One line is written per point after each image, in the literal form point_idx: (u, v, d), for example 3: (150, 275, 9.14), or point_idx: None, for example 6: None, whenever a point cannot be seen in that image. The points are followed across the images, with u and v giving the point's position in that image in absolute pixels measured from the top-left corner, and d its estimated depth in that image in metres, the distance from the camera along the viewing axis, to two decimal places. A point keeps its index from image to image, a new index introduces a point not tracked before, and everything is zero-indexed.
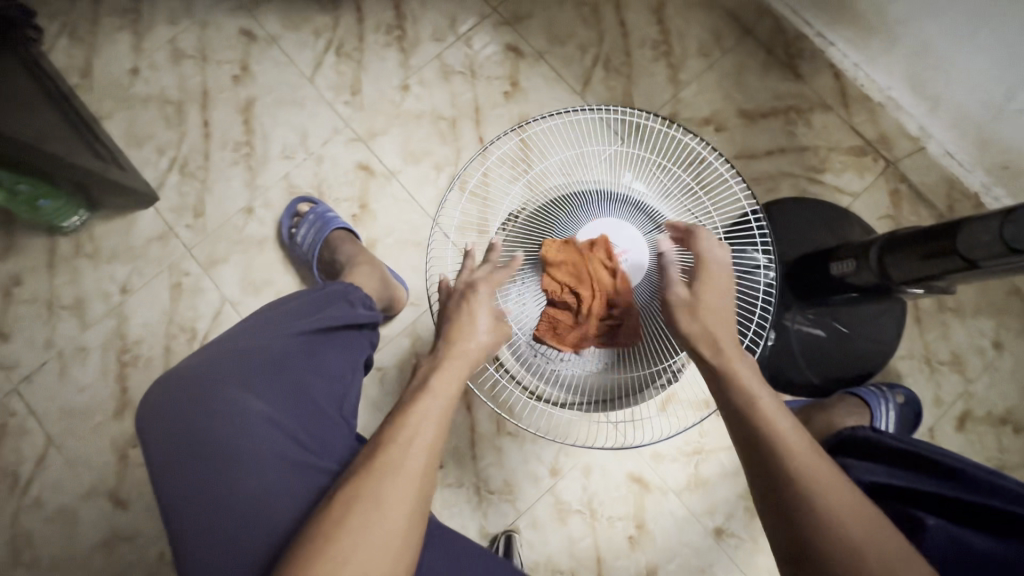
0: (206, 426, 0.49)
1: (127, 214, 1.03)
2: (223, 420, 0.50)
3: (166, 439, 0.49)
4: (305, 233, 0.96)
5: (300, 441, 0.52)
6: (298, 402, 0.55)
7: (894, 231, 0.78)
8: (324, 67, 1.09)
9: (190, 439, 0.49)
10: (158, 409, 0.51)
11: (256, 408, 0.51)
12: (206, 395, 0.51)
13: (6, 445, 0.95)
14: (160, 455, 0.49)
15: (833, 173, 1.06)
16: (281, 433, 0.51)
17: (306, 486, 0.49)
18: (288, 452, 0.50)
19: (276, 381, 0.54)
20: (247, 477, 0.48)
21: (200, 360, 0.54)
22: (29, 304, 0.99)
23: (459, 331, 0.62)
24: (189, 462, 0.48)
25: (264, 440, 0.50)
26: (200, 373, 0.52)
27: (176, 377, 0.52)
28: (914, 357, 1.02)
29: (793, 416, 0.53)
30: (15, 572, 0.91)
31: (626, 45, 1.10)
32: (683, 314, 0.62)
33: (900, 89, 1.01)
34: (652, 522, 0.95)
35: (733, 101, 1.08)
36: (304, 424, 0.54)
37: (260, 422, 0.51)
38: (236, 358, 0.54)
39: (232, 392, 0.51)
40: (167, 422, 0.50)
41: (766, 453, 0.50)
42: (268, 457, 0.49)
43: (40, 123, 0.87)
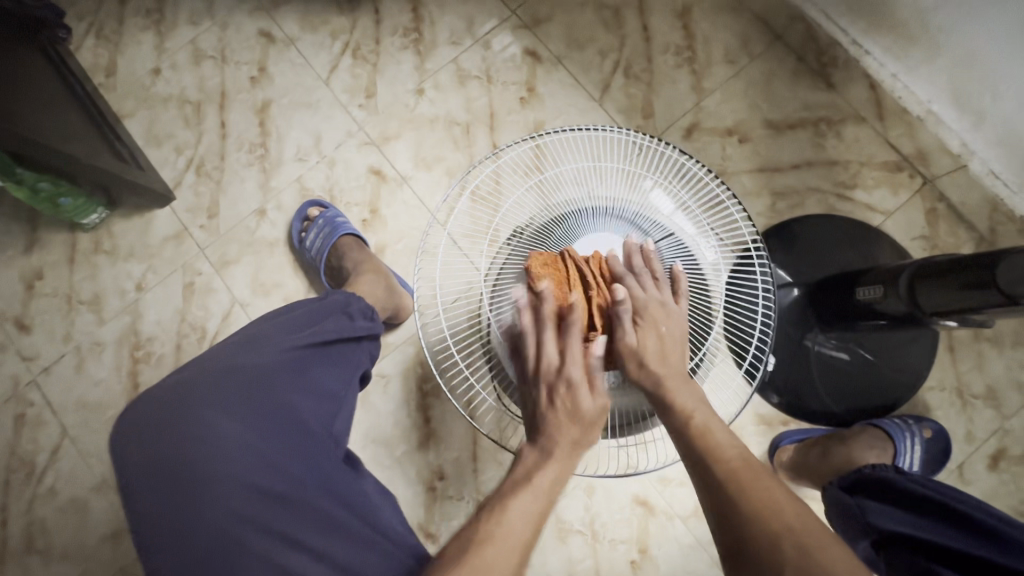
0: (181, 449, 0.47)
1: (145, 212, 1.05)
2: (198, 443, 0.48)
3: (138, 460, 0.47)
4: (314, 238, 0.96)
5: (279, 469, 0.50)
6: (283, 425, 0.53)
7: (926, 259, 0.73)
8: (340, 69, 1.08)
9: (164, 461, 0.47)
10: (132, 426, 0.49)
11: (235, 433, 0.50)
12: (182, 416, 0.49)
13: (23, 435, 0.98)
14: (132, 476, 0.47)
15: (864, 190, 1.00)
16: (261, 462, 0.49)
17: (286, 518, 0.48)
18: (266, 480, 0.49)
19: (261, 404, 0.53)
20: (221, 505, 0.46)
21: (182, 377, 0.53)
22: (49, 297, 1.02)
23: (555, 420, 0.62)
24: (161, 486, 0.47)
25: (243, 466, 0.48)
26: (179, 391, 0.51)
27: (154, 393, 0.51)
28: (945, 388, 0.96)
29: (748, 459, 0.56)
30: (28, 560, 0.93)
31: (648, 50, 1.06)
32: (633, 364, 0.64)
33: (941, 102, 0.94)
34: (656, 548, 0.92)
35: (759, 111, 1.03)
36: (286, 449, 0.52)
37: (238, 448, 0.49)
38: (223, 377, 0.53)
39: (210, 412, 0.50)
40: (139, 440, 0.48)
41: (724, 498, 0.53)
42: (240, 485, 0.47)
43: (64, 123, 0.89)
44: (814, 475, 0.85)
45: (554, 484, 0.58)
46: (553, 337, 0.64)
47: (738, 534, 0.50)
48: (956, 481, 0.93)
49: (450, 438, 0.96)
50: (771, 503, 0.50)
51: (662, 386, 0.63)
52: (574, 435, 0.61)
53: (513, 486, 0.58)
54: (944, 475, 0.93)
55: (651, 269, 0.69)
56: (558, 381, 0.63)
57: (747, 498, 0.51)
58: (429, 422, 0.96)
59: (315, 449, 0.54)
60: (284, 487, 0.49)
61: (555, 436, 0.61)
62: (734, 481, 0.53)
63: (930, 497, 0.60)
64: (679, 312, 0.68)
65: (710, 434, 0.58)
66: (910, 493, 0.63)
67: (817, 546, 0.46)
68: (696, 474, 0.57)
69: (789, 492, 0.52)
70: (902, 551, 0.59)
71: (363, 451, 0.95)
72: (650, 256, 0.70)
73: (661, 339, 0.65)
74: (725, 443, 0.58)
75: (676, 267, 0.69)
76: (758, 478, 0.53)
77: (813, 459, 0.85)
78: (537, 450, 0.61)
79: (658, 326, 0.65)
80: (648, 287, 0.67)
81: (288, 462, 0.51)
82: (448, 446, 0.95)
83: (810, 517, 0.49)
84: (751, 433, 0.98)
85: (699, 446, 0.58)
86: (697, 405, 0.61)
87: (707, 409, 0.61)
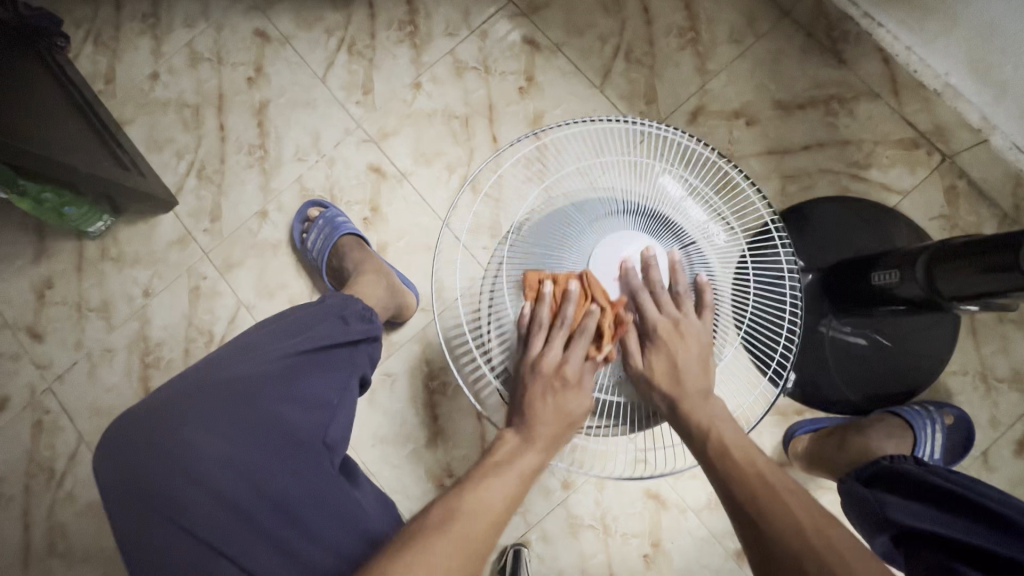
0: (160, 466, 0.49)
1: (149, 218, 1.06)
2: (177, 467, 0.49)
3: (120, 482, 0.49)
4: (315, 238, 0.95)
5: (262, 488, 0.51)
6: (269, 438, 0.53)
7: (944, 240, 0.71)
8: (335, 66, 1.07)
9: (141, 481, 0.48)
10: (113, 447, 0.50)
11: (214, 452, 0.50)
12: (163, 433, 0.50)
13: (42, 441, 0.99)
14: (114, 491, 0.49)
15: (878, 169, 0.96)
16: (242, 477, 0.50)
17: (260, 539, 0.49)
18: (245, 499, 0.50)
19: (245, 418, 0.53)
20: (199, 525, 0.48)
21: (166, 394, 0.54)
22: (60, 306, 1.03)
23: (541, 420, 0.63)
24: (143, 508, 0.48)
25: (221, 486, 0.49)
26: (161, 409, 0.52)
27: (138, 411, 0.52)
28: (968, 373, 0.92)
29: (783, 477, 0.54)
30: (51, 563, 0.95)
31: (650, 33, 1.03)
32: (659, 394, 0.64)
33: (959, 74, 0.87)
34: (669, 541, 0.91)
35: (767, 92, 1.00)
36: (271, 463, 0.52)
37: (216, 466, 0.50)
38: (206, 390, 0.53)
39: (188, 432, 0.50)
40: (120, 464, 0.49)
41: (753, 522, 0.51)
42: (221, 505, 0.49)
43: (64, 133, 0.89)
44: (829, 465, 0.82)
45: (532, 470, 0.61)
46: (561, 335, 0.65)
47: (770, 556, 0.49)
48: (980, 468, 0.90)
49: (458, 434, 0.95)
50: (792, 527, 0.49)
51: (676, 406, 0.63)
52: (558, 433, 0.63)
53: (489, 468, 0.60)
54: (968, 462, 0.90)
55: (674, 284, 0.68)
56: (557, 380, 0.64)
57: (771, 525, 0.50)
58: (437, 419, 0.96)
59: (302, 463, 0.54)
60: (262, 509, 0.50)
61: (539, 428, 0.62)
62: (753, 503, 0.52)
63: (953, 492, 0.59)
64: (699, 327, 0.67)
65: (728, 452, 0.57)
66: (931, 486, 0.61)
67: (839, 563, 0.45)
68: (721, 496, 0.56)
69: (815, 513, 0.50)
70: (924, 547, 0.57)
71: (373, 450, 0.95)
72: (676, 266, 0.68)
73: (672, 362, 0.65)
74: (744, 464, 0.56)
75: (700, 279, 0.69)
76: (779, 498, 0.52)
77: (829, 450, 0.83)
78: (518, 436, 0.63)
79: (670, 351, 0.65)
80: (666, 305, 0.67)
81: (270, 480, 0.51)
82: (457, 443, 0.95)
83: (827, 522, 0.49)
84: (764, 424, 0.95)
85: (722, 467, 0.56)
86: (716, 423, 0.60)
87: (722, 421, 0.60)
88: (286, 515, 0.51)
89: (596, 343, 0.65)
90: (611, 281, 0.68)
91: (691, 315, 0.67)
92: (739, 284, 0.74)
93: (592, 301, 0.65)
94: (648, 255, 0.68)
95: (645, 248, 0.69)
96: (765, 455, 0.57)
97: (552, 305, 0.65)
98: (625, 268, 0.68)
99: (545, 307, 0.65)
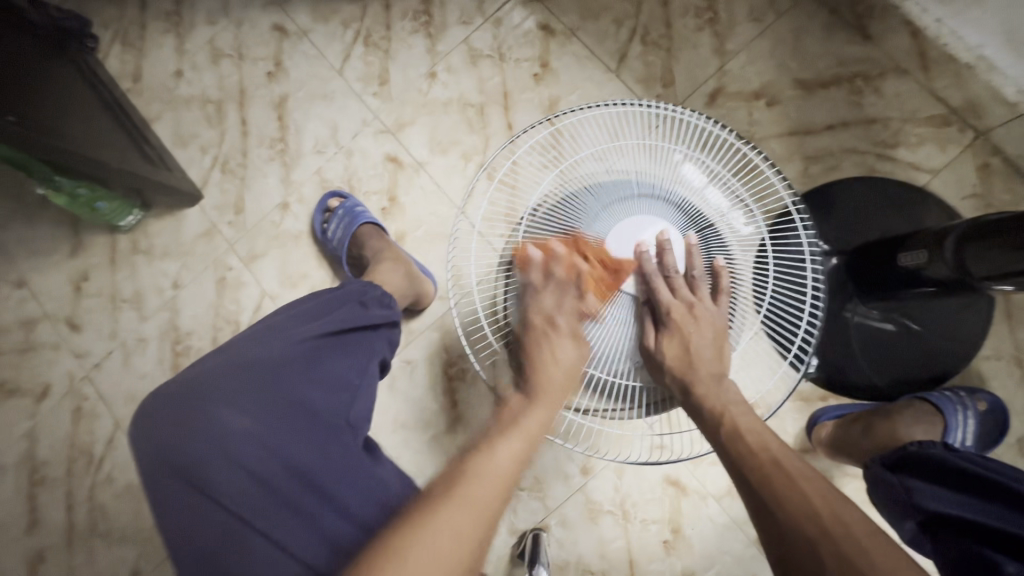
0: (190, 440, 0.51)
1: (176, 212, 1.09)
2: (204, 442, 0.51)
3: (153, 455, 0.51)
4: (335, 229, 0.97)
5: (289, 462, 0.52)
6: (294, 418, 0.55)
7: (974, 219, 0.68)
8: (352, 58, 1.08)
9: (172, 453, 0.50)
10: (147, 422, 0.52)
11: (240, 427, 0.52)
12: (193, 409, 0.52)
13: (82, 426, 1.04)
14: (147, 463, 0.51)
15: (907, 148, 0.93)
16: (268, 451, 0.52)
17: (286, 510, 0.50)
18: (271, 473, 0.51)
19: (270, 398, 0.55)
20: (226, 497, 0.50)
21: (195, 372, 0.56)
22: (95, 297, 1.08)
23: (540, 368, 0.63)
24: (174, 480, 0.50)
25: (248, 461, 0.51)
26: (192, 387, 0.54)
27: (168, 389, 0.54)
28: (1002, 357, 0.89)
29: (796, 461, 0.54)
30: (93, 541, 1.00)
31: (666, 15, 1.01)
32: (672, 377, 0.64)
33: (994, 46, 0.84)
34: (689, 527, 0.91)
35: (789, 71, 0.97)
36: (296, 440, 0.54)
37: (242, 441, 0.51)
38: (232, 370, 0.56)
39: (217, 409, 0.52)
40: (151, 440, 0.51)
41: (766, 508, 0.51)
42: (248, 478, 0.50)
43: (96, 132, 0.92)
44: (854, 450, 0.80)
45: (543, 424, 0.60)
46: (551, 291, 0.66)
47: (783, 542, 0.48)
48: (1016, 456, 0.86)
49: (477, 421, 0.96)
50: (805, 511, 0.48)
51: (689, 390, 0.62)
52: (559, 383, 0.63)
53: (500, 429, 0.59)
54: (1002, 450, 0.87)
55: (689, 268, 0.68)
56: (546, 331, 0.65)
57: (785, 510, 0.49)
58: (455, 406, 0.97)
59: (327, 440, 0.56)
60: (286, 482, 0.52)
61: (546, 385, 0.62)
62: (767, 487, 0.52)
63: (977, 473, 0.57)
64: (714, 312, 0.66)
65: (741, 437, 0.57)
66: (956, 469, 0.59)
67: (855, 548, 0.44)
68: (735, 481, 0.56)
69: (830, 496, 0.49)
70: (953, 534, 0.56)
71: (394, 437, 0.97)
72: (692, 251, 0.68)
73: (686, 347, 0.64)
74: (757, 449, 0.55)
75: (716, 262, 0.68)
76: (793, 483, 0.51)
77: (853, 435, 0.81)
78: (526, 396, 0.63)
79: (684, 338, 0.64)
80: (680, 289, 0.67)
81: (296, 455, 0.53)
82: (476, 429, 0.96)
83: (841, 507, 0.48)
84: (787, 410, 0.94)
85: (738, 450, 0.56)
86: (729, 407, 0.60)
87: (739, 407, 0.60)
88: (308, 494, 0.52)
89: (583, 295, 0.67)
90: (625, 267, 0.68)
91: (708, 301, 0.67)
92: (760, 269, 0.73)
93: (580, 258, 0.67)
94: (662, 239, 0.68)
95: (659, 233, 0.68)
96: (779, 438, 0.57)
97: (543, 264, 0.67)
98: (640, 253, 0.68)
99: (532, 269, 0.67)
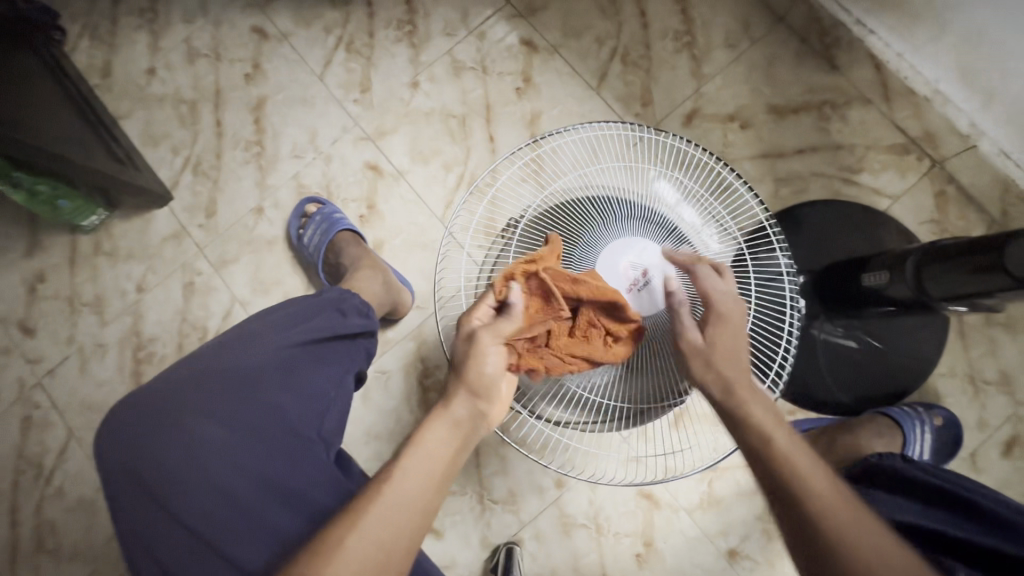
0: (158, 448, 0.49)
1: (143, 213, 1.05)
2: (174, 450, 0.49)
3: (119, 463, 0.50)
4: (311, 235, 0.95)
5: (257, 471, 0.51)
6: (264, 429, 0.53)
7: (933, 242, 0.72)
8: (334, 64, 1.07)
9: (137, 463, 0.49)
10: (114, 430, 0.51)
11: (209, 434, 0.51)
12: (161, 417, 0.51)
13: (31, 436, 0.98)
14: (112, 471, 0.50)
15: (870, 173, 0.98)
16: (235, 461, 0.51)
17: (251, 525, 0.49)
18: (240, 488, 0.50)
19: (240, 408, 0.53)
20: (192, 508, 0.49)
21: (165, 378, 0.54)
22: (52, 300, 1.02)
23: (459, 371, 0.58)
24: (141, 492, 0.49)
25: (214, 472, 0.50)
26: (163, 394, 0.52)
27: (138, 394, 0.53)
28: (957, 375, 0.93)
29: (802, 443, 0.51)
30: (39, 560, 0.94)
31: (646, 36, 1.04)
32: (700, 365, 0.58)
33: (949, 80, 0.88)
34: (661, 540, 0.92)
35: (762, 96, 1.01)
36: (264, 450, 0.52)
37: (208, 451, 0.50)
38: (204, 378, 0.54)
39: (186, 417, 0.51)
40: (117, 447, 0.50)
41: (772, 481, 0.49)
42: (216, 486, 0.49)
43: (62, 128, 0.89)
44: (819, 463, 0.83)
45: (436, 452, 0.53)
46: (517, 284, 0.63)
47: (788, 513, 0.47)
48: (969, 469, 0.91)
49: None
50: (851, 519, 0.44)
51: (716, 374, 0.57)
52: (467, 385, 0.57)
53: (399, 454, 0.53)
54: (956, 463, 0.91)
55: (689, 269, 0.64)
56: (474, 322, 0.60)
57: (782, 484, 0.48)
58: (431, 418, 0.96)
59: (298, 452, 0.54)
60: (254, 494, 0.50)
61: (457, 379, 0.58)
62: (770, 459, 0.50)
63: (932, 485, 0.60)
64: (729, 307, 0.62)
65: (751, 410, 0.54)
66: (913, 480, 0.62)
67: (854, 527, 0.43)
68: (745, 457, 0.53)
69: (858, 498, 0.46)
70: (911, 540, 0.57)
71: (367, 448, 0.95)
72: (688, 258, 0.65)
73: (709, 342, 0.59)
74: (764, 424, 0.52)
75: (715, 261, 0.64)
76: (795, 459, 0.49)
77: (820, 449, 0.84)
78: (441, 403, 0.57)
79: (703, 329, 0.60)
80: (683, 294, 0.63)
81: (265, 465, 0.52)
82: None
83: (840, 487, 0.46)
84: None
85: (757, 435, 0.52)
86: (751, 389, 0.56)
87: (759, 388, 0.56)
88: (276, 507, 0.51)
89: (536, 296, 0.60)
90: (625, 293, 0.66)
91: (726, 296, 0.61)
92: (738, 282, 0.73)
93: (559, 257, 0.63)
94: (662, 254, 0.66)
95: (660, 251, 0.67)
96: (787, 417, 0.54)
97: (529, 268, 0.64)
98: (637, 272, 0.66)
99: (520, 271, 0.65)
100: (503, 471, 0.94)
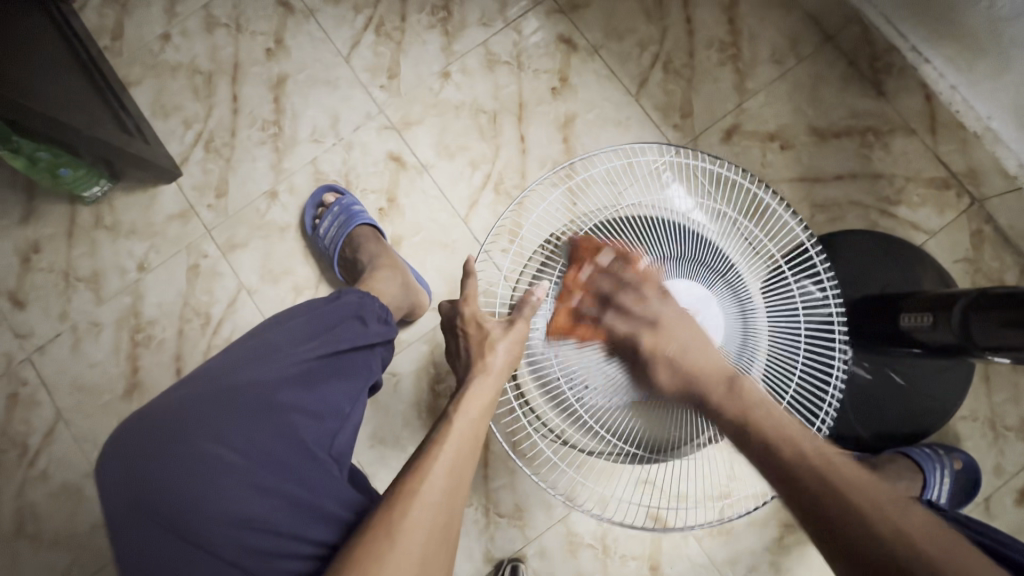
0: (171, 474, 0.46)
1: (148, 188, 0.99)
2: (187, 477, 0.46)
3: (126, 492, 0.46)
4: (328, 226, 0.91)
5: (276, 496, 0.48)
6: (282, 451, 0.50)
7: (985, 286, 0.69)
8: (361, 46, 1.02)
9: (146, 490, 0.45)
10: (121, 454, 0.47)
11: (224, 458, 0.47)
12: (173, 442, 0.47)
13: (15, 415, 0.93)
14: (117, 499, 0.46)
15: (908, 207, 0.95)
16: (252, 488, 0.47)
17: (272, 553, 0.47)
18: (259, 514, 0.46)
19: (257, 430, 0.49)
20: (206, 537, 0.45)
21: (175, 398, 0.50)
22: (46, 272, 0.97)
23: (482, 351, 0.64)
24: (151, 522, 0.45)
25: (230, 499, 0.46)
26: (175, 416, 0.48)
27: (146, 416, 0.49)
28: (978, 419, 0.92)
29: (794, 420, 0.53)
30: (17, 544, 0.90)
31: (690, 45, 1.00)
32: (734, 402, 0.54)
33: (1002, 120, 0.85)
34: (668, 566, 0.90)
35: (804, 117, 0.98)
36: (283, 475, 0.49)
37: (224, 476, 0.46)
38: (219, 397, 0.50)
39: (200, 441, 0.47)
40: (125, 475, 0.46)
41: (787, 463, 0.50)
42: (232, 515, 0.46)
43: (67, 91, 0.82)
44: None
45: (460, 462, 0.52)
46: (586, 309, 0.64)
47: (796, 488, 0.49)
48: (982, 514, 0.90)
49: None
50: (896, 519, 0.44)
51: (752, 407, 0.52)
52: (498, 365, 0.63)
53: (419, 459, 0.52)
54: (969, 507, 0.90)
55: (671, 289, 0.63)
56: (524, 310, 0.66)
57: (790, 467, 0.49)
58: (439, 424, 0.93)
59: (316, 474, 0.51)
60: (273, 522, 0.47)
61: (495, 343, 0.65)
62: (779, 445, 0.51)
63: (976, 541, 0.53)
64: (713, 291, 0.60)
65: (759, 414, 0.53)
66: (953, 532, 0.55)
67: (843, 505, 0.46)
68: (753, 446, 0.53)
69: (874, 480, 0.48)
70: None
71: (371, 451, 0.92)
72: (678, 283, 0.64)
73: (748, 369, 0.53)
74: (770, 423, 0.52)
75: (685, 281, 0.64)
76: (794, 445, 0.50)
77: None
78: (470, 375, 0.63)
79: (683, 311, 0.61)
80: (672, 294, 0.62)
81: (285, 488, 0.48)
82: None
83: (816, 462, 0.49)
84: None
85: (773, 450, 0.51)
86: None
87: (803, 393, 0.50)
88: (297, 537, 0.48)
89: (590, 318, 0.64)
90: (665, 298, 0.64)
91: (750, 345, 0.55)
92: (789, 316, 0.68)
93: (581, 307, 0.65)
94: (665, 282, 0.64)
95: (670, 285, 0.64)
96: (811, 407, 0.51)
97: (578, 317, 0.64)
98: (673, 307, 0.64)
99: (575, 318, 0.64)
100: (511, 486, 0.91)
